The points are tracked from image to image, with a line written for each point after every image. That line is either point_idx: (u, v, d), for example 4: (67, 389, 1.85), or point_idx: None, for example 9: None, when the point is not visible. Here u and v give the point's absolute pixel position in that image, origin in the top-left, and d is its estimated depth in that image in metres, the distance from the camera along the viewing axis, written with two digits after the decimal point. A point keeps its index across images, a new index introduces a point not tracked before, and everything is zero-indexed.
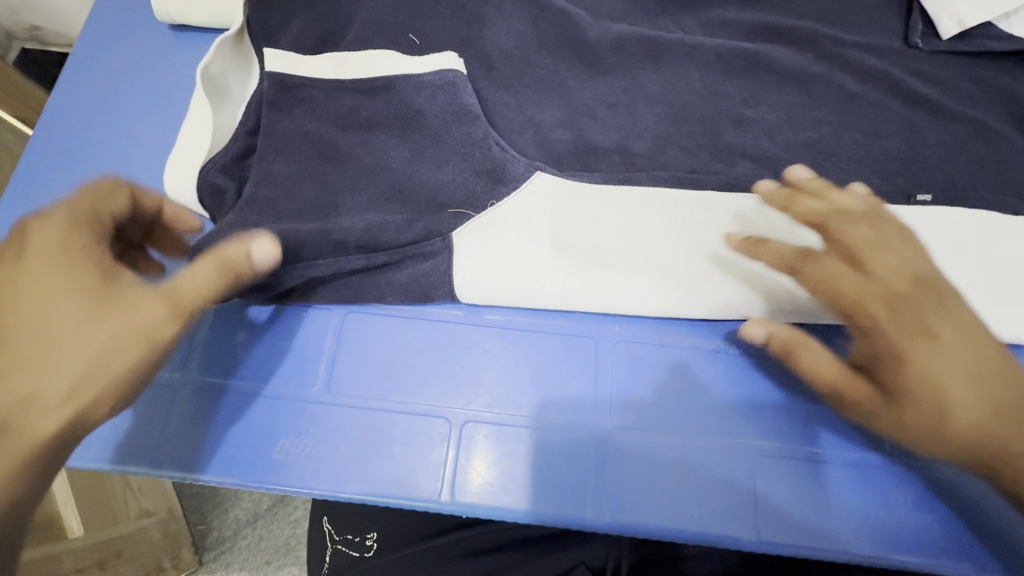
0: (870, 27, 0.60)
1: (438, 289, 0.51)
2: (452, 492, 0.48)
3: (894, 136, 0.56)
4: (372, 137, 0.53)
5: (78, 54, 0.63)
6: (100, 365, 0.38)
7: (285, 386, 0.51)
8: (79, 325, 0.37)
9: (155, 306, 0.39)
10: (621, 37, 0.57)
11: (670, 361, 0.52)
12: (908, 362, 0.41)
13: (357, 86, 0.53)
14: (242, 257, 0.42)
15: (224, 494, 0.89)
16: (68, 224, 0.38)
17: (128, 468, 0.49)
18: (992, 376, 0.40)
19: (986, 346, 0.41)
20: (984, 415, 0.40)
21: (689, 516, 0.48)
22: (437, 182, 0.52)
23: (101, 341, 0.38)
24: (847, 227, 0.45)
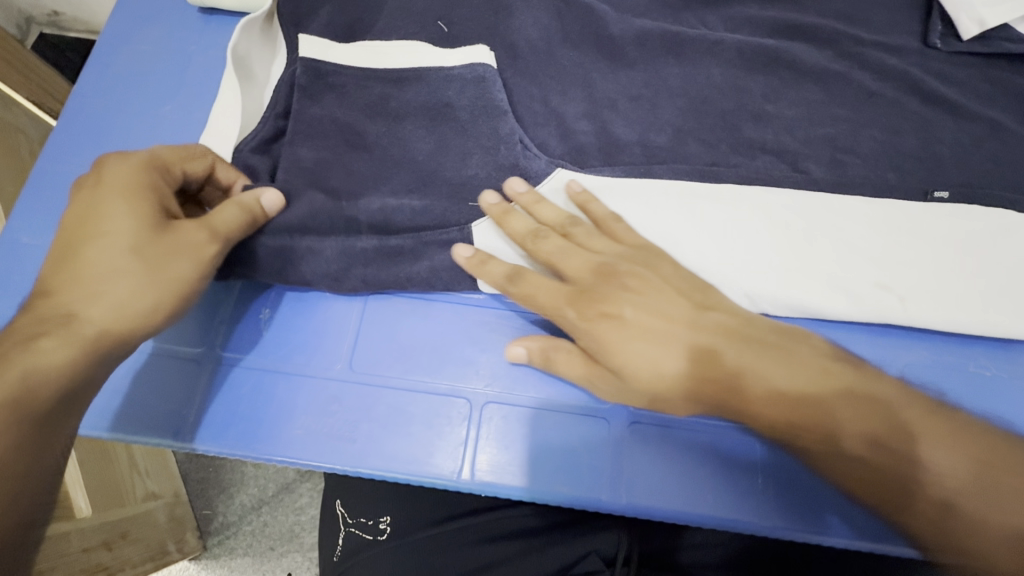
0: (890, 27, 0.61)
1: (459, 282, 0.51)
2: (471, 471, 0.49)
3: (912, 133, 0.57)
4: (399, 126, 0.53)
5: (108, 35, 0.64)
6: (136, 307, 0.41)
7: (307, 364, 0.52)
8: (129, 267, 0.41)
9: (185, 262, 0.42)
10: (644, 31, 0.58)
11: None
12: (606, 345, 0.44)
13: (387, 75, 0.54)
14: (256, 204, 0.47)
15: (230, 479, 0.89)
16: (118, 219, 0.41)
17: (150, 440, 0.50)
18: (683, 345, 0.44)
19: (677, 318, 0.45)
20: (689, 374, 0.43)
21: (703, 501, 0.49)
22: (461, 176, 0.53)
23: (144, 290, 0.41)
24: (540, 243, 0.49)
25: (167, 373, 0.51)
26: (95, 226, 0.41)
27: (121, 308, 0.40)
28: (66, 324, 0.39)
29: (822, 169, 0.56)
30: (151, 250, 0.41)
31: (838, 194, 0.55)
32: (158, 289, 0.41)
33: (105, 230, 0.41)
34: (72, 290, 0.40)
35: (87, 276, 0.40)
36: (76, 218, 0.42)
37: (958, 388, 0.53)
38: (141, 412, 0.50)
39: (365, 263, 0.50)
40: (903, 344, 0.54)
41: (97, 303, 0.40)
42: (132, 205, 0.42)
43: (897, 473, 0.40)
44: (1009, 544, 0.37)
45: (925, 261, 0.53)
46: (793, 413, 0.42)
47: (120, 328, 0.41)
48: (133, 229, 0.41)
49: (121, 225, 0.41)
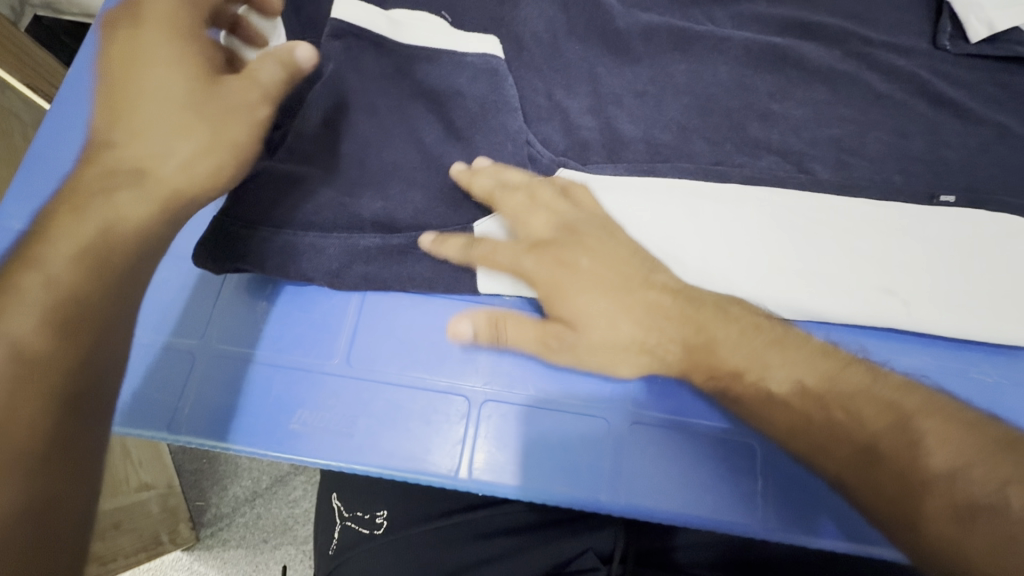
0: (899, 27, 0.61)
1: (461, 282, 0.51)
2: (469, 469, 0.49)
3: (919, 136, 0.56)
4: (406, 113, 0.52)
5: None
6: (194, 167, 0.43)
7: (303, 358, 0.51)
8: (181, 138, 0.42)
9: (240, 125, 0.44)
10: (650, 27, 0.57)
11: None
12: (564, 293, 0.46)
13: (396, 55, 0.52)
14: (289, 55, 0.45)
15: (224, 470, 0.89)
16: (166, 67, 0.42)
17: (144, 433, 0.49)
18: (636, 304, 0.46)
19: (632, 279, 0.47)
20: (639, 328, 0.46)
21: (703, 502, 0.49)
22: (467, 166, 0.51)
23: (193, 161, 0.43)
24: (505, 199, 0.49)
25: (163, 364, 0.51)
26: (145, 84, 0.42)
27: (174, 181, 0.42)
28: (142, 179, 0.41)
29: (827, 171, 0.55)
30: (172, 123, 0.42)
31: (843, 197, 0.54)
32: (213, 147, 0.43)
33: (139, 102, 0.43)
34: (128, 141, 0.42)
35: (153, 133, 0.42)
36: (127, 64, 0.43)
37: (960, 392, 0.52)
38: (135, 404, 0.49)
39: (367, 261, 0.50)
40: (906, 348, 0.53)
41: (149, 172, 0.42)
42: (171, 56, 0.42)
43: (820, 419, 0.42)
44: (934, 487, 0.38)
45: (928, 264, 0.53)
46: (729, 361, 0.46)
47: (184, 185, 0.43)
48: (180, 83, 0.42)
49: (169, 80, 0.42)
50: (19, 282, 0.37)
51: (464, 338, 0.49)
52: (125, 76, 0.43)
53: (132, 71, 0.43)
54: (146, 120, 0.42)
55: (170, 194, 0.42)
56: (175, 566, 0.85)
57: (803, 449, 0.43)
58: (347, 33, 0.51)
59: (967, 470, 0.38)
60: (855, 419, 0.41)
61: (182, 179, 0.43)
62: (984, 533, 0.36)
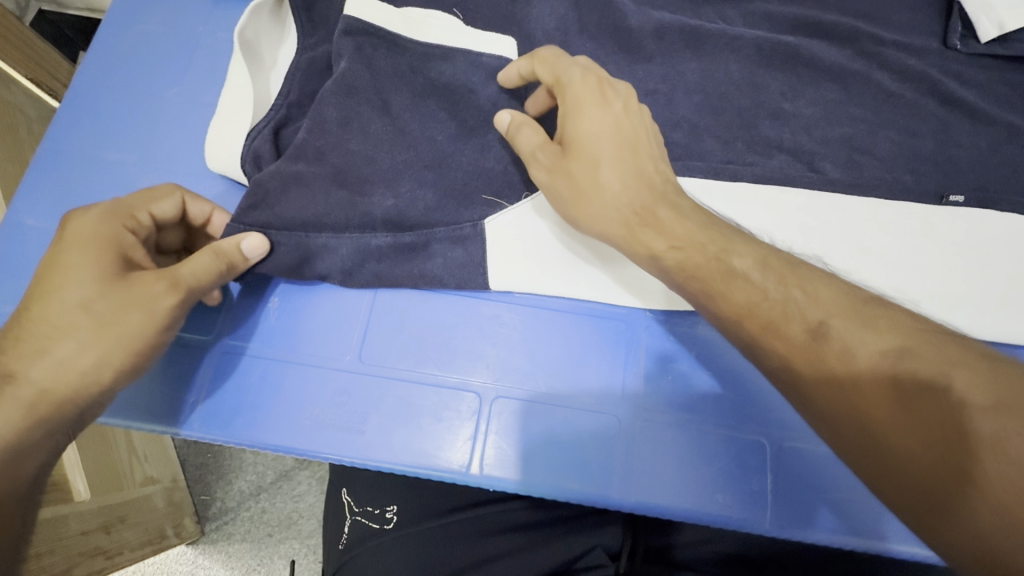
0: (910, 27, 0.61)
1: (471, 279, 0.51)
2: (480, 466, 0.49)
3: (930, 136, 0.56)
4: (419, 108, 0.51)
5: (116, 14, 0.62)
6: (78, 366, 0.40)
7: (315, 355, 0.51)
8: (76, 328, 0.40)
9: (132, 317, 0.41)
10: (662, 25, 0.57)
11: (696, 352, 0.53)
12: (579, 112, 0.46)
13: (413, 53, 0.52)
14: (232, 249, 0.45)
15: (229, 465, 0.89)
16: (89, 251, 0.41)
17: (156, 427, 0.49)
18: (634, 162, 0.46)
19: (642, 141, 0.47)
20: (619, 181, 0.46)
21: (713, 501, 0.49)
22: (480, 163, 0.51)
23: (83, 351, 0.40)
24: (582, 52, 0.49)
25: (176, 360, 0.51)
26: (51, 277, 0.41)
27: (63, 366, 0.40)
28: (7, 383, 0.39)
29: (838, 170, 0.55)
30: (65, 327, 0.40)
31: (854, 196, 0.54)
32: (104, 352, 0.41)
33: (59, 264, 0.41)
34: (27, 351, 0.40)
35: (40, 335, 0.40)
36: (44, 262, 0.42)
37: None
38: (147, 399, 0.50)
39: (378, 259, 0.50)
40: None
41: (39, 345, 0.40)
42: (75, 302, 0.40)
43: (775, 294, 0.40)
44: (877, 367, 0.35)
45: (936, 264, 0.53)
46: (695, 233, 0.44)
47: (68, 386, 0.40)
48: (91, 296, 0.40)
49: (74, 295, 0.40)
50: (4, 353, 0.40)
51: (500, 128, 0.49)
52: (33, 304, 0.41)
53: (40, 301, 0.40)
54: (50, 305, 0.40)
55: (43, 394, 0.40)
56: (180, 559, 0.85)
57: (753, 329, 0.40)
58: (362, 32, 0.51)
59: (912, 351, 0.35)
60: (809, 298, 0.39)
61: (57, 380, 0.40)
62: (925, 413, 0.33)
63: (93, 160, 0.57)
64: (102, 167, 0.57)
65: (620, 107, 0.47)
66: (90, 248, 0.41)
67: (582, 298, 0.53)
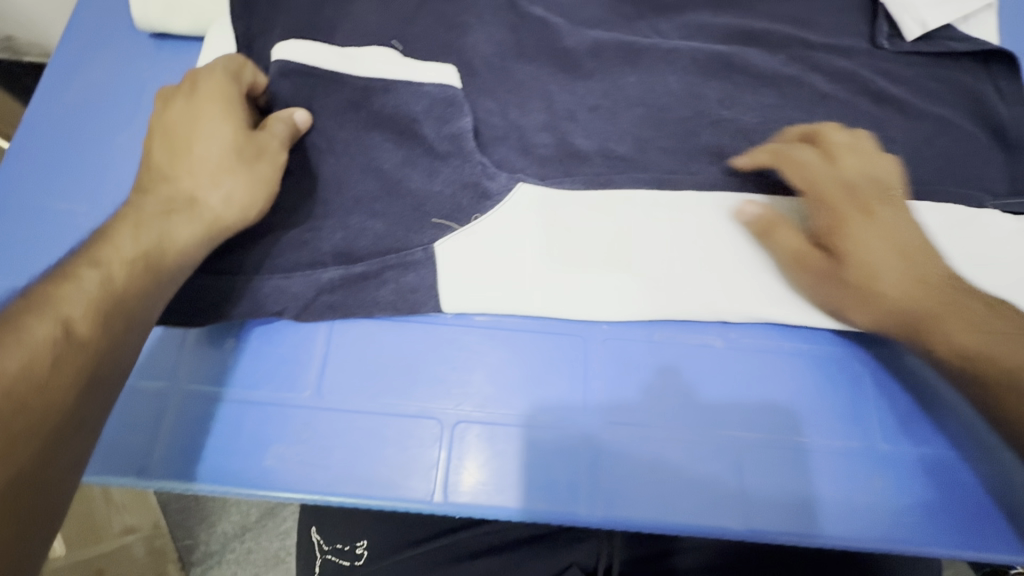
0: (838, 29, 0.63)
1: (425, 303, 0.51)
2: (445, 493, 0.48)
3: (865, 134, 0.58)
4: (367, 138, 0.52)
5: (56, 63, 0.60)
6: (168, 233, 0.43)
7: (272, 393, 0.50)
8: (214, 170, 0.46)
9: (238, 190, 0.46)
10: (598, 43, 0.59)
11: (663, 357, 0.54)
12: (847, 233, 0.50)
13: (357, 87, 0.51)
14: (287, 119, 0.49)
15: (210, 508, 0.87)
16: (215, 100, 0.47)
17: (114, 480, 0.47)
18: (897, 258, 0.49)
19: (911, 244, 0.50)
20: (897, 287, 0.49)
21: (679, 509, 0.49)
22: (427, 190, 0.51)
23: (182, 223, 0.44)
24: (824, 139, 0.54)
25: (131, 409, 0.49)
26: (200, 128, 0.46)
27: (169, 234, 0.43)
28: (192, 208, 0.45)
29: (779, 173, 0.56)
30: (206, 173, 0.46)
31: (795, 198, 0.55)
32: (203, 228, 0.44)
33: (185, 155, 0.46)
34: (183, 185, 0.45)
35: (197, 170, 0.46)
36: (185, 119, 0.47)
37: (920, 381, 0.54)
38: (103, 451, 0.48)
39: (332, 291, 0.50)
40: (864, 343, 0.55)
41: (170, 211, 0.44)
42: (218, 140, 0.46)
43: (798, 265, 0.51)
44: (963, 367, 0.46)
45: None
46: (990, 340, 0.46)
47: (160, 250, 0.43)
48: (218, 137, 0.46)
49: (212, 143, 0.46)
50: (72, 281, 0.38)
51: (739, 218, 0.54)
52: (179, 151, 0.46)
53: (186, 140, 0.46)
54: (194, 152, 0.46)
55: (153, 254, 0.42)
56: None
57: None
58: (300, 74, 0.51)
59: (985, 348, 0.46)
60: (906, 296, 0.48)
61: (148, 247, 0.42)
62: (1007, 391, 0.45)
63: (34, 212, 0.54)
64: (46, 219, 0.54)
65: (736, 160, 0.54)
66: (213, 91, 0.47)
67: (542, 313, 0.53)
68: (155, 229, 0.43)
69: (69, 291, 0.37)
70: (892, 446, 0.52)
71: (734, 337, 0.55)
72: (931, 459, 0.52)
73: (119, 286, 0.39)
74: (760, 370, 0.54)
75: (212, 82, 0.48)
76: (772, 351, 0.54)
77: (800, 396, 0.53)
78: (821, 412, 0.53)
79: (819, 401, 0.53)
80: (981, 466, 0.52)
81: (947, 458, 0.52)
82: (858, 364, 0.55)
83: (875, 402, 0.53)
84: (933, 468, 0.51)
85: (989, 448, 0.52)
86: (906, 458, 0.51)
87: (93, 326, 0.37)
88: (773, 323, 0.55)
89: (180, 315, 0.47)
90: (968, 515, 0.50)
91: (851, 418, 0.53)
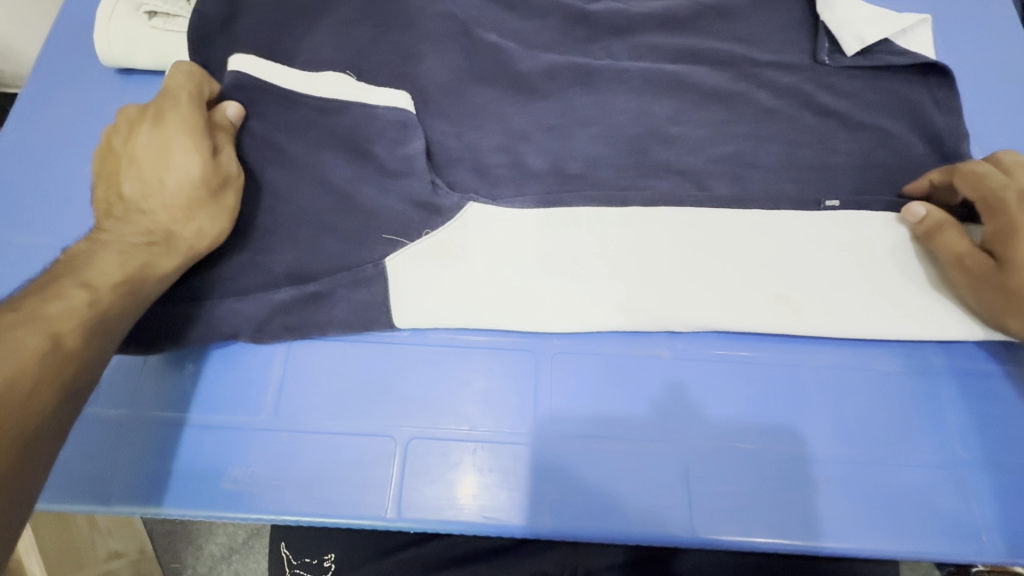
0: (784, 46, 0.65)
1: (377, 318, 0.52)
2: (397, 508, 0.48)
3: (810, 146, 0.60)
4: (320, 155, 0.54)
5: (27, 99, 0.62)
6: (148, 265, 0.45)
7: (230, 415, 0.51)
8: (187, 204, 0.47)
9: (211, 223, 0.48)
10: (551, 66, 0.60)
11: (626, 368, 0.54)
12: (1016, 239, 0.50)
13: (314, 105, 0.54)
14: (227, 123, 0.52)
15: (197, 530, 0.88)
16: (183, 132, 0.47)
17: (77, 507, 0.48)
18: None
19: None
20: None
21: (627, 519, 0.49)
22: (378, 208, 0.53)
23: (161, 256, 0.46)
24: (1007, 157, 0.55)
25: (93, 437, 0.50)
26: (169, 160, 0.47)
27: (148, 265, 0.45)
28: (170, 242, 0.47)
29: (725, 186, 0.58)
30: (179, 206, 0.47)
31: (735, 210, 0.57)
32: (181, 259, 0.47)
33: (155, 188, 0.47)
34: (157, 219, 0.47)
35: (169, 204, 0.47)
36: (152, 150, 0.47)
37: (885, 383, 0.54)
38: (66, 479, 0.49)
39: (287, 312, 0.51)
40: (810, 346, 0.55)
41: (149, 243, 0.46)
42: (188, 172, 0.47)
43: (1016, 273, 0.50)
44: None
45: (822, 263, 0.56)
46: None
47: (141, 279, 0.45)
48: (187, 169, 0.47)
49: (181, 174, 0.47)
50: (55, 298, 0.39)
51: (909, 219, 0.56)
52: (149, 183, 0.47)
53: (155, 172, 0.47)
54: (165, 184, 0.47)
55: (134, 282, 0.44)
56: None
57: None
58: (253, 88, 0.53)
59: None
60: None
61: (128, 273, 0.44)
62: None
63: (4, 244, 0.56)
64: (16, 251, 0.56)
65: (944, 175, 0.56)
66: (180, 122, 0.48)
67: (492, 326, 0.54)
68: (136, 258, 0.45)
69: (56, 307, 0.38)
70: (855, 452, 0.51)
71: (681, 347, 0.55)
72: (899, 460, 0.51)
73: (102, 305, 0.41)
74: (712, 381, 0.54)
75: (178, 113, 0.48)
76: (723, 361, 0.54)
77: (880, 408, 0.53)
78: (815, 418, 0.53)
79: (780, 406, 0.53)
80: (937, 475, 0.51)
81: (915, 459, 0.51)
82: (802, 371, 0.54)
83: (827, 410, 0.53)
84: (903, 470, 0.51)
85: (954, 448, 0.52)
86: (866, 460, 0.51)
87: (80, 340, 0.39)
88: (718, 330, 0.55)
89: (136, 341, 0.49)
90: (925, 529, 0.49)
91: (798, 421, 0.52)
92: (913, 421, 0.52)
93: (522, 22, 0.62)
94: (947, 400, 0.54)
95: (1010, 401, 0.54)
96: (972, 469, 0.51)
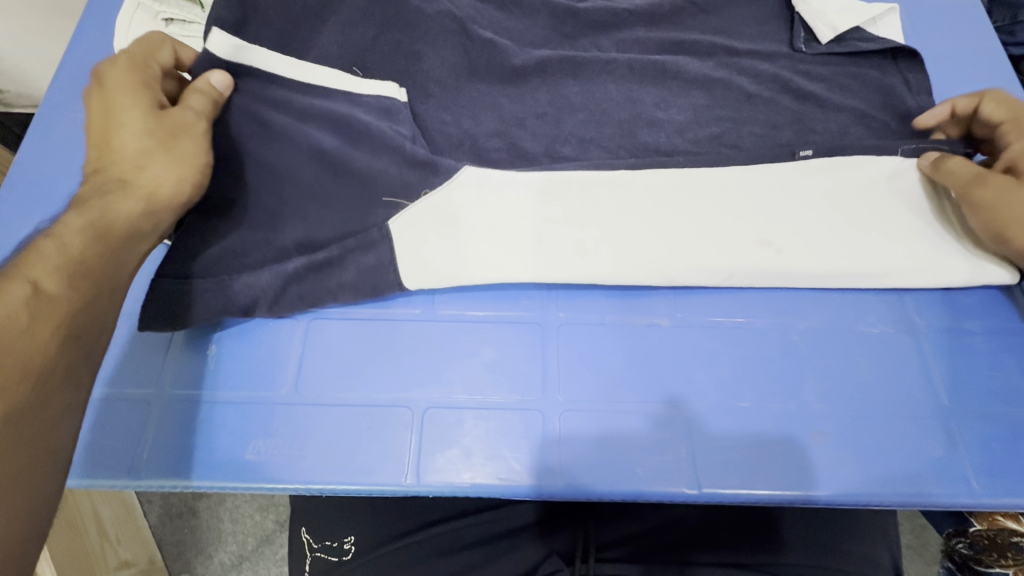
0: (759, 37, 0.70)
1: (386, 281, 0.55)
2: (417, 475, 0.51)
3: (788, 126, 0.64)
4: (303, 125, 0.57)
5: (45, 107, 0.65)
6: (109, 209, 0.46)
7: (250, 391, 0.53)
8: (141, 153, 0.49)
9: (164, 167, 0.49)
10: (543, 59, 0.64)
11: (624, 337, 0.57)
12: None
13: (299, 86, 0.58)
14: (207, 85, 0.54)
15: (206, 540, 0.88)
16: (130, 93, 0.50)
17: (103, 482, 0.50)
18: None
19: None
20: None
21: (636, 475, 0.51)
22: (372, 167, 0.56)
23: (122, 201, 0.47)
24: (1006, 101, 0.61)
25: (118, 417, 0.52)
26: (120, 118, 0.50)
27: (110, 207, 0.46)
28: (126, 187, 0.48)
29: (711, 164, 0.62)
30: (132, 156, 0.49)
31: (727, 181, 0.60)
32: (141, 203, 0.48)
33: (110, 146, 0.49)
34: (117, 171, 0.49)
35: (125, 156, 0.49)
36: (104, 113, 0.50)
37: (870, 342, 0.57)
38: (91, 455, 0.51)
39: (299, 281, 0.54)
40: (797, 311, 0.58)
41: (112, 192, 0.47)
42: (137, 126, 0.50)
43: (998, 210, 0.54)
44: None
45: (809, 226, 0.59)
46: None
47: (106, 223, 0.45)
48: (136, 123, 0.50)
49: (133, 130, 0.49)
50: (35, 252, 0.41)
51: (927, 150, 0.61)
52: (104, 142, 0.50)
53: (108, 131, 0.50)
54: (118, 140, 0.49)
55: (98, 227, 0.45)
56: None
57: None
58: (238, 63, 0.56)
59: None
60: None
61: (97, 220, 0.45)
62: None
63: None
64: None
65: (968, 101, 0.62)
66: (123, 84, 0.51)
67: (489, 283, 0.57)
68: (97, 205, 0.46)
69: (37, 259, 0.40)
70: (844, 408, 0.54)
71: (680, 315, 0.58)
72: (886, 412, 0.54)
73: (81, 257, 0.42)
74: (707, 348, 0.57)
75: (121, 75, 0.51)
76: (719, 328, 0.57)
77: (873, 369, 0.56)
78: (813, 380, 0.55)
79: (772, 371, 0.56)
80: (922, 422, 0.53)
81: (902, 410, 0.54)
82: (792, 335, 0.57)
83: (817, 370, 0.56)
84: (891, 419, 0.54)
85: (939, 400, 0.55)
86: (850, 414, 0.54)
87: (61, 284, 0.40)
88: (705, 289, 0.59)
89: (162, 317, 0.52)
90: (916, 474, 0.52)
91: (792, 382, 0.55)
92: (898, 374, 0.56)
93: (514, 21, 0.67)
94: (931, 356, 0.57)
95: (990, 353, 0.57)
96: (958, 418, 0.54)
